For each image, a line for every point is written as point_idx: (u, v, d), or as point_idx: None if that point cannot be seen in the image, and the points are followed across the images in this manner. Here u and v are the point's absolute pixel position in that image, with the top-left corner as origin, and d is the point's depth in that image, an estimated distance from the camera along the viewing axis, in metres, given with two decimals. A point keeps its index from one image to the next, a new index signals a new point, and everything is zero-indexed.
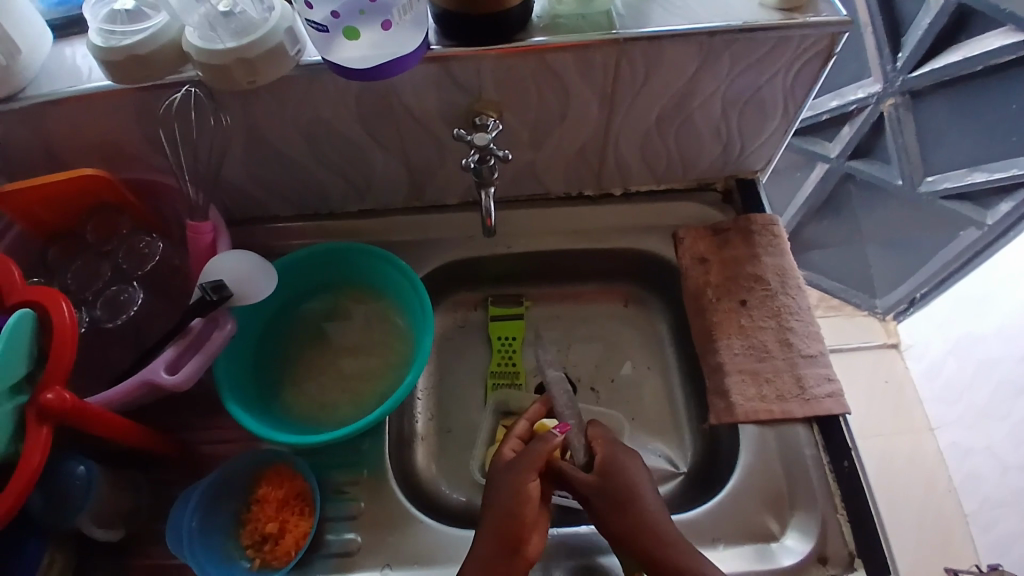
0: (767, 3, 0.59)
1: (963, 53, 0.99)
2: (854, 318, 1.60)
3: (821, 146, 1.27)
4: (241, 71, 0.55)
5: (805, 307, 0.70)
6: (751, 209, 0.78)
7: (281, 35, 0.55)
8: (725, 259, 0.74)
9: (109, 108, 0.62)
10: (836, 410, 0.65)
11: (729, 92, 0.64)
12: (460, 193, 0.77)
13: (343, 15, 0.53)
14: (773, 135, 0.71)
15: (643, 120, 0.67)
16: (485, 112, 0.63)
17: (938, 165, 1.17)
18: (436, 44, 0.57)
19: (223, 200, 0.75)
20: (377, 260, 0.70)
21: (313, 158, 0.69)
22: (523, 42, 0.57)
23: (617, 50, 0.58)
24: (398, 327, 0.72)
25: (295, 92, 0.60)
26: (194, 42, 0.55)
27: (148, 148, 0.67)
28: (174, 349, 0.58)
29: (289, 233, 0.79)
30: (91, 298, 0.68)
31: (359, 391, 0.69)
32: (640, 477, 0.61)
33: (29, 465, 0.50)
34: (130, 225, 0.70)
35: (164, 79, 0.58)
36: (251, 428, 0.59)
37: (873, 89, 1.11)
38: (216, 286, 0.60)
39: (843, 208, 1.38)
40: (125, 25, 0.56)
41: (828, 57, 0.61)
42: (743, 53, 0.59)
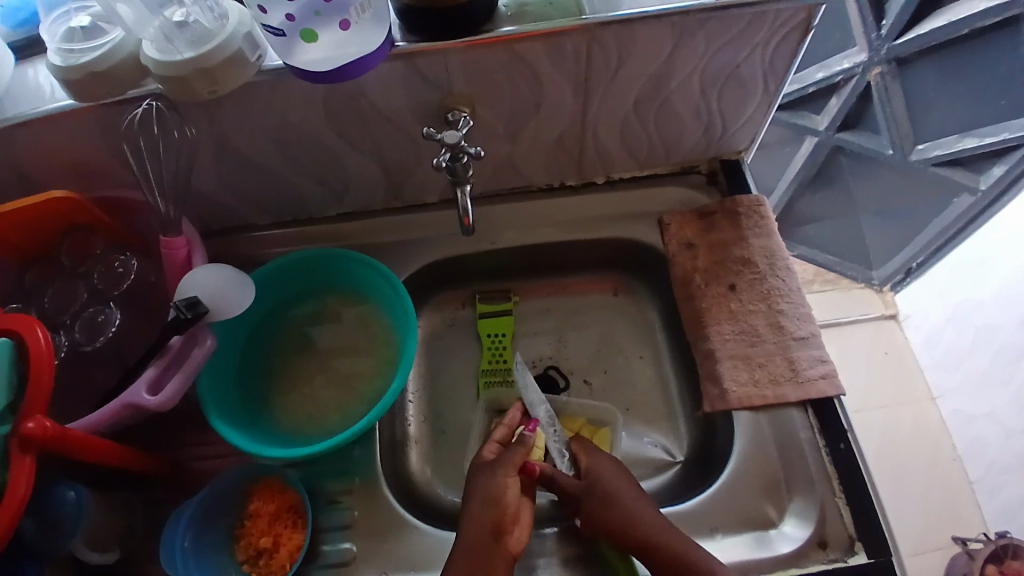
0: None
1: (947, 17, 0.98)
2: (851, 290, 1.58)
3: (809, 119, 1.25)
4: (201, 82, 0.54)
5: (795, 288, 0.69)
6: (736, 190, 0.76)
7: (239, 42, 0.54)
8: (712, 242, 0.72)
9: (73, 127, 0.60)
10: (830, 392, 0.64)
11: (707, 72, 0.63)
12: (439, 191, 0.76)
13: (299, 18, 0.50)
14: (755, 113, 0.69)
15: (620, 106, 0.66)
16: (457, 107, 0.62)
17: (928, 132, 1.15)
18: (400, 41, 0.55)
19: (198, 212, 0.73)
20: (358, 265, 0.68)
21: (285, 164, 0.68)
22: (490, 33, 0.55)
23: (589, 36, 0.56)
24: (384, 331, 0.71)
25: (259, 99, 0.58)
26: (152, 55, 0.54)
27: (117, 165, 0.66)
28: (155, 369, 0.57)
29: (268, 242, 0.77)
30: (69, 322, 0.67)
31: (347, 399, 0.68)
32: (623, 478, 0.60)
33: (14, 495, 0.49)
34: (104, 244, 0.68)
35: (125, 94, 0.57)
36: (238, 444, 0.58)
37: (858, 58, 1.09)
38: (190, 303, 0.59)
39: (834, 181, 1.36)
40: (83, 43, 0.55)
41: (807, 29, 0.59)
42: (719, 32, 0.58)
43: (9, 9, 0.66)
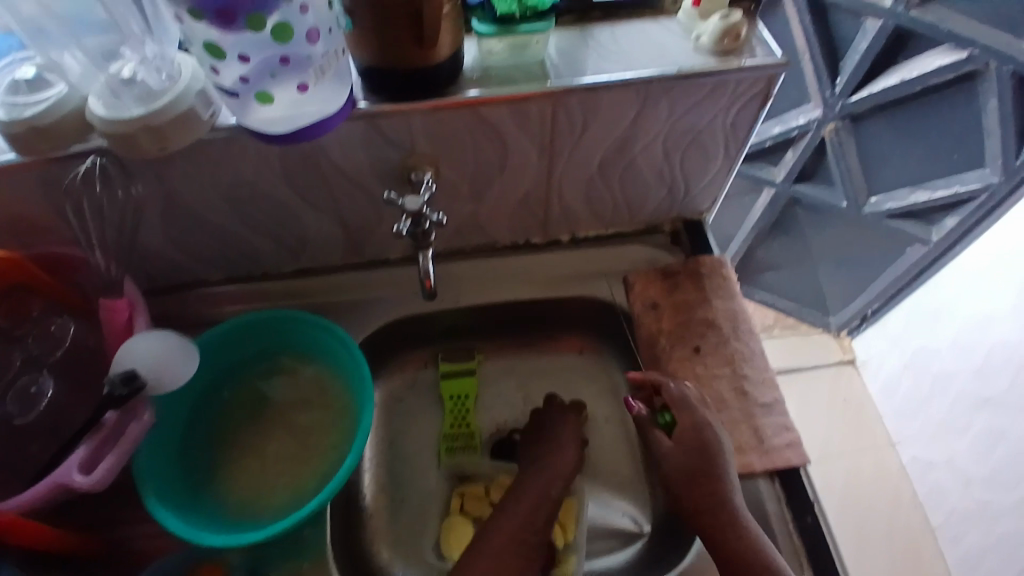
0: (701, 46, 0.58)
1: (902, 75, 1.01)
2: (811, 336, 1.61)
3: (767, 171, 1.29)
4: (148, 140, 0.51)
5: (760, 353, 0.68)
6: (699, 249, 0.76)
7: (192, 98, 0.51)
8: (676, 302, 0.71)
9: (11, 181, 0.57)
10: (796, 461, 0.63)
11: (670, 137, 0.63)
12: (401, 248, 0.74)
13: (253, 79, 0.47)
14: (716, 176, 0.70)
15: (585, 169, 0.65)
16: (419, 167, 0.60)
17: (881, 185, 1.19)
18: (362, 100, 0.54)
19: (146, 268, 0.70)
20: (313, 329, 0.65)
21: (239, 221, 0.65)
22: (456, 96, 0.54)
23: (553, 102, 0.56)
24: (340, 398, 0.67)
25: (211, 159, 0.56)
26: (98, 111, 0.50)
27: (57, 220, 0.62)
28: (86, 447, 0.53)
29: (221, 298, 0.74)
30: (0, 390, 0.62)
31: (300, 471, 0.64)
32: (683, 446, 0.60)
33: None
34: (41, 305, 0.64)
35: (69, 148, 0.54)
36: (174, 530, 0.54)
37: (813, 114, 1.15)
38: (127, 378, 0.54)
39: (793, 230, 1.39)
40: (27, 96, 0.52)
41: (767, 98, 0.60)
42: (682, 99, 0.58)
43: None
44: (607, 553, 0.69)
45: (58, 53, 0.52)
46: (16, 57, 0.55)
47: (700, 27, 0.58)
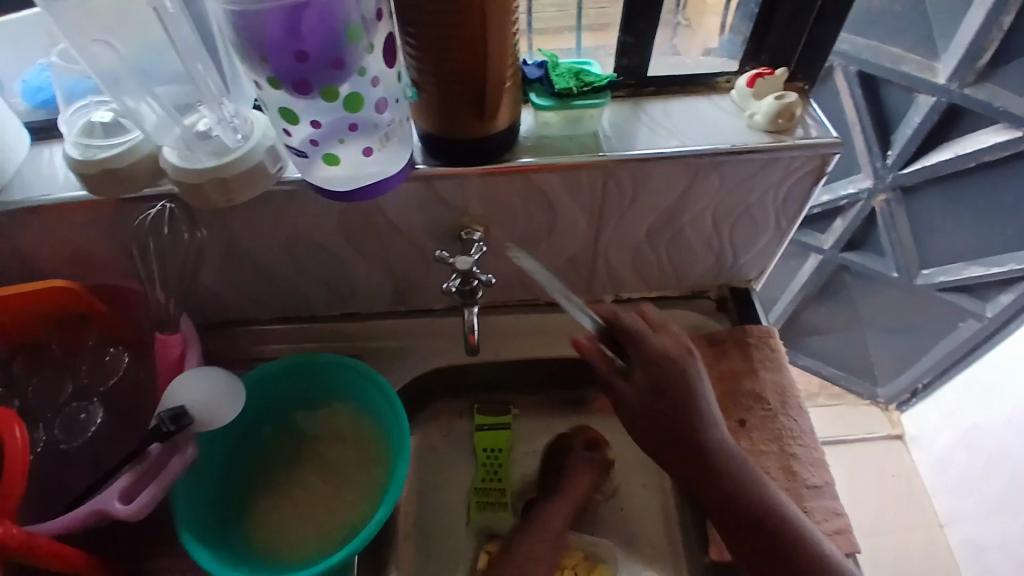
0: (754, 124, 0.58)
1: (954, 151, 1.00)
2: (857, 406, 1.56)
3: (814, 238, 1.26)
4: (216, 192, 0.53)
5: (808, 430, 0.66)
6: (746, 318, 0.75)
7: (261, 154, 0.53)
8: (722, 371, 0.70)
9: (85, 218, 0.60)
10: (846, 550, 0.60)
11: (721, 208, 0.63)
12: (446, 299, 0.75)
13: (322, 143, 0.49)
14: (766, 247, 0.69)
15: (633, 235, 0.66)
16: (471, 227, 0.62)
17: (934, 257, 1.16)
18: (421, 163, 0.56)
19: (201, 305, 0.72)
20: (354, 374, 0.66)
21: (294, 267, 0.67)
22: (509, 162, 0.56)
23: (605, 171, 0.57)
24: (376, 443, 0.67)
25: (275, 209, 0.58)
26: (172, 160, 0.53)
27: (123, 256, 0.65)
28: (128, 477, 0.55)
29: (269, 338, 0.76)
30: (51, 416, 0.64)
31: (331, 517, 0.63)
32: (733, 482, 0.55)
33: None
34: (97, 337, 0.66)
35: (141, 192, 0.57)
36: (208, 567, 0.54)
37: (864, 184, 1.13)
38: (174, 415, 0.55)
39: (840, 296, 1.36)
40: (101, 139, 0.54)
41: (819, 176, 0.60)
42: (733, 174, 0.59)
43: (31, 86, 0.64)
44: None
45: (134, 101, 0.52)
46: (89, 99, 0.57)
47: (755, 105, 0.59)
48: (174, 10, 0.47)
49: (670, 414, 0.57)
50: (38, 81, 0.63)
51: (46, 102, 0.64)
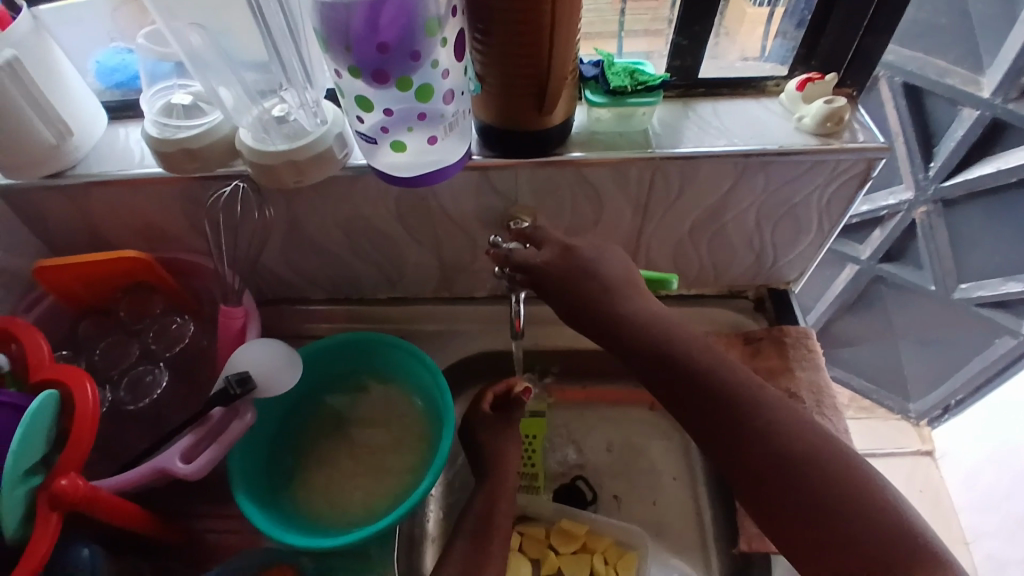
0: (803, 126, 0.60)
1: (996, 165, 1.00)
2: (887, 420, 1.55)
3: (851, 247, 1.26)
4: (288, 172, 0.56)
5: (842, 429, 0.67)
6: (784, 318, 0.76)
7: (331, 140, 0.56)
8: (756, 369, 0.72)
9: (156, 191, 0.64)
10: None
11: (764, 208, 0.64)
12: (489, 287, 0.78)
13: (392, 129, 0.52)
14: (806, 249, 0.70)
15: (676, 231, 0.67)
16: (520, 216, 0.64)
17: (973, 271, 1.15)
18: (477, 154, 0.58)
19: (257, 282, 0.76)
20: (400, 352, 0.69)
21: (348, 248, 0.70)
22: (561, 156, 0.58)
23: (653, 166, 0.59)
24: (419, 420, 0.71)
25: (337, 190, 0.62)
26: (247, 141, 0.56)
27: (189, 230, 0.69)
28: (190, 438, 0.58)
29: (318, 316, 0.79)
30: (117, 377, 0.68)
31: (374, 487, 0.66)
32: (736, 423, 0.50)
33: (33, 555, 0.50)
34: (163, 305, 0.70)
35: (214, 171, 0.60)
36: (261, 527, 0.57)
37: (904, 196, 1.12)
38: (241, 378, 0.59)
39: (874, 308, 1.35)
40: (180, 120, 0.58)
41: (865, 178, 0.61)
42: (778, 174, 0.60)
43: (104, 69, 0.68)
44: None
45: (217, 83, 0.55)
46: (173, 82, 0.61)
47: (804, 109, 0.60)
48: (278, 4, 0.52)
49: (704, 398, 0.52)
50: (112, 64, 0.68)
51: (118, 83, 0.69)
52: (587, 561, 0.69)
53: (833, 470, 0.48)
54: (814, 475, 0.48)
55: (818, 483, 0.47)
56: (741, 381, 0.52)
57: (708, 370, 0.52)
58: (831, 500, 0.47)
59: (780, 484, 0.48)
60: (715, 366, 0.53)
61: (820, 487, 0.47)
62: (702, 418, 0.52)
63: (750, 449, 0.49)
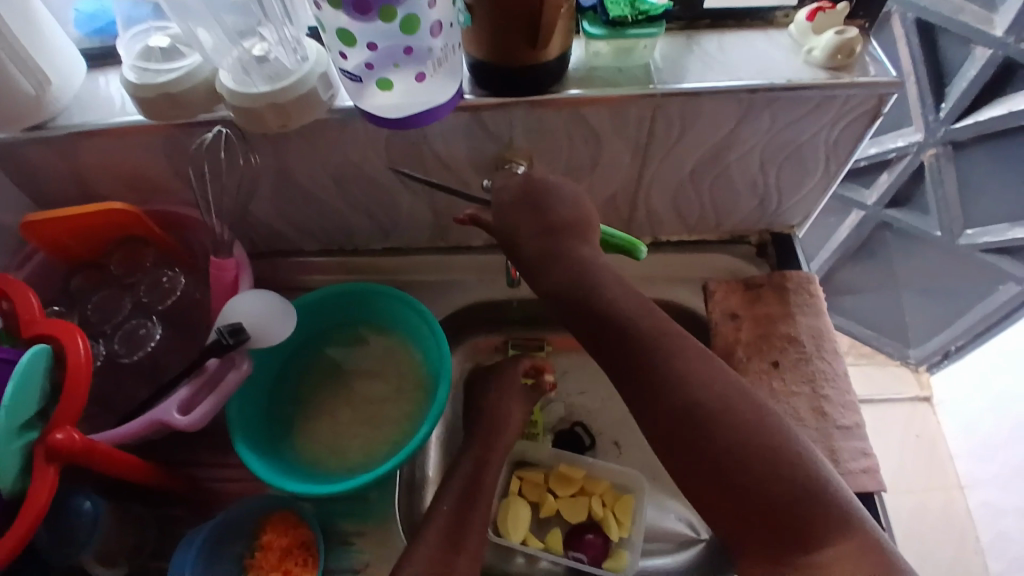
0: (811, 60, 0.57)
1: (1008, 106, 0.96)
2: (886, 367, 1.56)
3: (857, 192, 1.24)
4: (273, 116, 0.54)
5: (842, 373, 0.67)
6: (786, 264, 0.75)
7: (315, 80, 0.54)
8: (757, 316, 0.71)
9: (138, 140, 0.61)
10: (871, 487, 0.61)
11: (768, 148, 0.62)
12: (486, 236, 0.76)
13: (377, 67, 0.50)
14: (812, 192, 0.68)
15: (677, 174, 0.65)
16: (514, 160, 0.62)
17: (979, 217, 1.13)
18: (469, 93, 0.56)
19: (249, 233, 0.75)
20: (395, 301, 0.68)
21: (339, 197, 0.69)
22: (557, 94, 0.56)
23: (654, 104, 0.57)
24: (416, 369, 0.70)
25: (325, 135, 0.60)
26: (228, 84, 0.54)
27: (175, 181, 0.67)
28: (189, 388, 0.58)
29: (313, 268, 0.78)
30: (111, 331, 0.67)
31: (373, 436, 0.67)
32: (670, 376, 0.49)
33: (34, 505, 0.49)
34: (154, 258, 0.69)
35: (196, 117, 0.58)
36: (260, 474, 0.57)
37: (914, 138, 1.09)
38: (233, 330, 0.58)
39: (877, 255, 1.33)
40: (159, 63, 0.55)
41: (875, 117, 0.59)
42: (783, 112, 0.58)
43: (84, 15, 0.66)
44: (660, 554, 0.70)
45: (197, 24, 0.53)
46: (150, 25, 0.58)
47: (813, 41, 0.57)
48: None
49: (633, 348, 0.50)
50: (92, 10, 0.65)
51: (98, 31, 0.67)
52: (586, 504, 0.70)
53: (765, 437, 0.47)
54: (749, 426, 0.47)
55: (743, 436, 0.47)
56: (683, 347, 0.51)
57: (641, 323, 0.51)
58: (755, 460, 0.46)
59: (706, 453, 0.47)
60: (656, 332, 0.51)
61: (754, 437, 0.46)
62: (634, 383, 0.50)
63: (685, 402, 0.48)
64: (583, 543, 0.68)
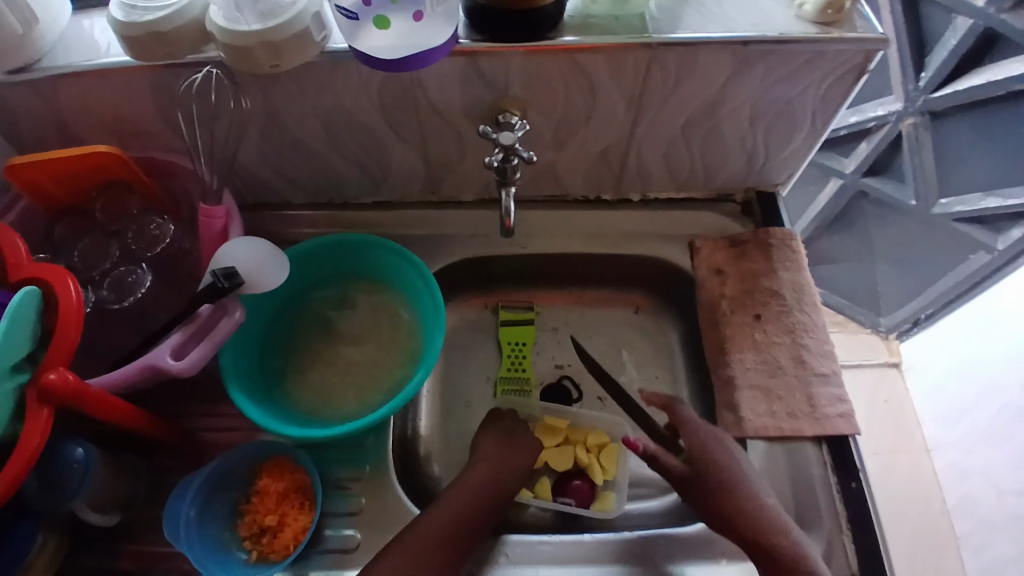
0: (803, 14, 0.58)
1: (987, 77, 0.98)
2: (857, 334, 1.60)
3: (837, 161, 1.27)
4: (264, 55, 0.53)
5: (821, 325, 0.69)
6: (769, 221, 0.76)
7: (308, 19, 0.53)
8: (742, 271, 0.73)
9: (124, 82, 0.60)
10: (847, 431, 0.65)
11: (757, 104, 0.63)
12: (477, 190, 0.76)
13: (375, 3, 0.50)
14: (798, 149, 0.70)
15: (669, 127, 0.66)
16: (509, 110, 0.62)
17: (955, 187, 1.16)
18: (465, 38, 0.55)
19: (236, 184, 0.74)
20: (387, 252, 0.69)
21: (330, 145, 0.68)
22: (553, 41, 0.56)
23: (650, 54, 0.57)
24: (407, 320, 0.71)
25: (317, 79, 0.59)
26: (218, 21, 0.53)
27: (163, 126, 0.66)
28: (181, 335, 0.57)
29: (300, 221, 0.77)
30: (98, 278, 0.67)
31: (366, 385, 0.67)
32: (709, 456, 0.62)
33: (26, 448, 0.48)
34: (141, 206, 0.68)
35: (185, 58, 0.57)
36: (256, 419, 0.58)
37: (894, 107, 1.11)
38: (228, 273, 0.58)
39: (853, 225, 1.38)
40: (148, 2, 0.54)
41: (861, 73, 0.60)
42: (775, 66, 0.59)
43: None
44: (644, 498, 0.72)
45: None
46: None
47: None
48: None
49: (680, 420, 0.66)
50: None
51: None
52: (571, 452, 0.72)
53: (767, 525, 0.57)
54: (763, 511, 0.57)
55: (758, 519, 0.57)
56: (720, 438, 0.63)
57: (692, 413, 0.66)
58: (766, 541, 0.56)
59: (723, 513, 0.58)
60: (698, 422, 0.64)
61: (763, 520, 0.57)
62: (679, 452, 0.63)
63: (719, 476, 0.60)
64: (570, 488, 0.70)
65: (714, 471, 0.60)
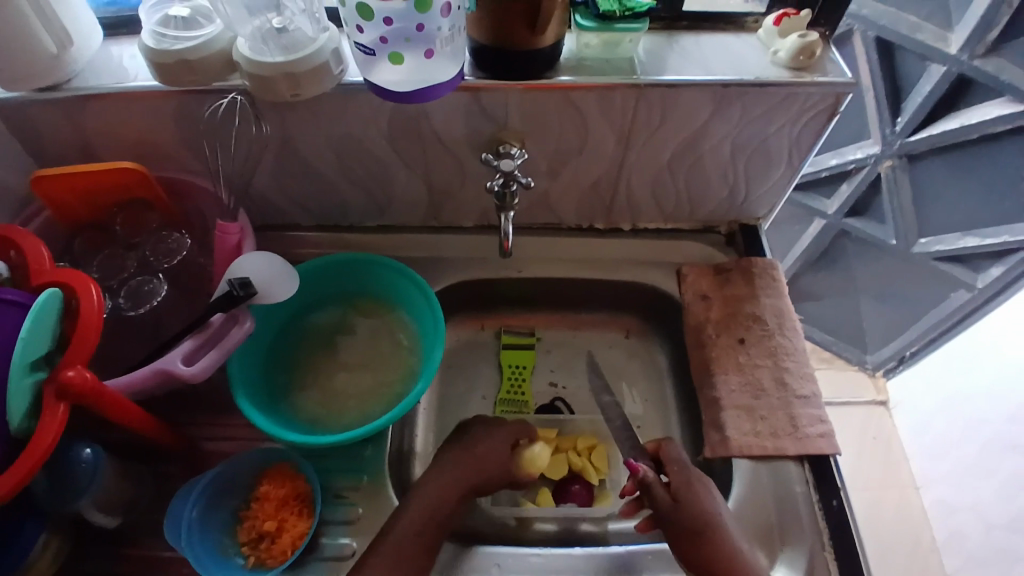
0: (778, 60, 0.63)
1: (960, 121, 1.05)
2: (845, 371, 1.64)
3: (819, 202, 1.33)
4: (285, 84, 0.58)
5: (801, 349, 0.73)
6: (752, 251, 0.81)
7: (326, 55, 0.58)
8: (726, 297, 0.77)
9: (151, 105, 0.65)
10: (827, 450, 0.67)
11: (737, 141, 0.69)
12: (476, 217, 0.81)
13: (391, 41, 0.55)
14: (777, 183, 0.75)
15: (656, 161, 0.71)
16: (509, 141, 0.67)
17: (934, 226, 1.21)
18: (469, 75, 0.61)
19: (249, 206, 0.78)
20: (392, 271, 0.73)
21: (339, 170, 0.73)
22: (550, 80, 0.61)
23: (638, 93, 0.62)
24: (407, 336, 0.74)
25: (332, 107, 0.64)
26: (244, 52, 0.58)
27: (183, 148, 0.70)
28: (191, 342, 0.60)
29: (306, 242, 0.82)
30: (116, 286, 0.70)
31: (367, 397, 0.70)
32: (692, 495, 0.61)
33: (40, 442, 0.51)
34: (158, 222, 0.72)
35: (210, 85, 0.61)
36: (262, 425, 0.60)
37: (872, 150, 1.17)
38: (243, 283, 0.62)
39: (837, 262, 1.43)
40: (178, 31, 0.59)
41: (833, 114, 0.65)
42: (753, 105, 0.64)
43: None
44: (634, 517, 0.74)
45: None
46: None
47: (779, 43, 0.64)
48: None
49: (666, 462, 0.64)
50: None
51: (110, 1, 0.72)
52: (565, 459, 0.76)
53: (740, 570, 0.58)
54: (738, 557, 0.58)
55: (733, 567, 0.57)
56: (701, 480, 0.63)
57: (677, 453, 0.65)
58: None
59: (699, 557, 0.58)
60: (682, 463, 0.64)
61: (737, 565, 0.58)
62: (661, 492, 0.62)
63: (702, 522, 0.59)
64: (570, 493, 0.74)
65: (697, 517, 0.60)
